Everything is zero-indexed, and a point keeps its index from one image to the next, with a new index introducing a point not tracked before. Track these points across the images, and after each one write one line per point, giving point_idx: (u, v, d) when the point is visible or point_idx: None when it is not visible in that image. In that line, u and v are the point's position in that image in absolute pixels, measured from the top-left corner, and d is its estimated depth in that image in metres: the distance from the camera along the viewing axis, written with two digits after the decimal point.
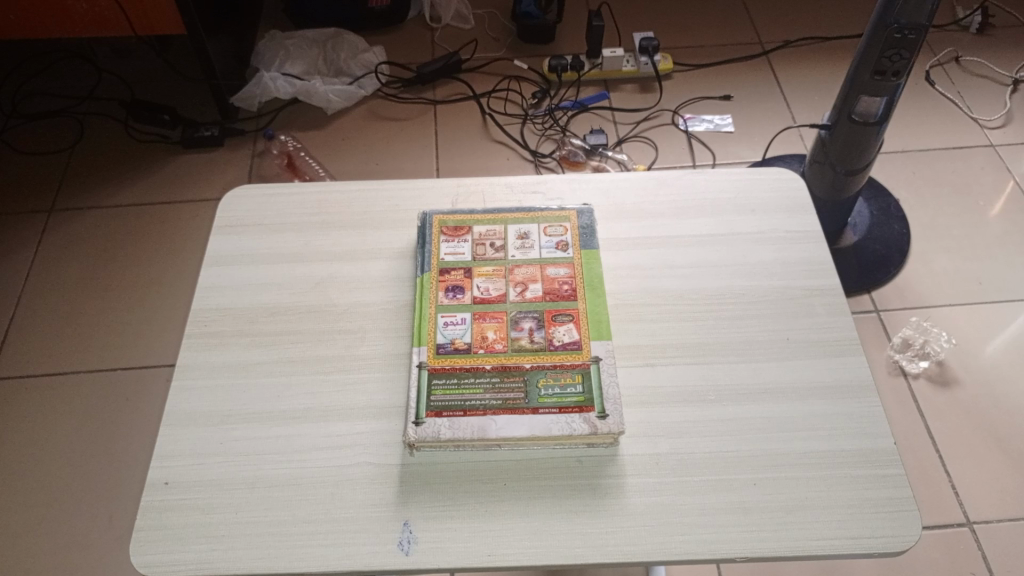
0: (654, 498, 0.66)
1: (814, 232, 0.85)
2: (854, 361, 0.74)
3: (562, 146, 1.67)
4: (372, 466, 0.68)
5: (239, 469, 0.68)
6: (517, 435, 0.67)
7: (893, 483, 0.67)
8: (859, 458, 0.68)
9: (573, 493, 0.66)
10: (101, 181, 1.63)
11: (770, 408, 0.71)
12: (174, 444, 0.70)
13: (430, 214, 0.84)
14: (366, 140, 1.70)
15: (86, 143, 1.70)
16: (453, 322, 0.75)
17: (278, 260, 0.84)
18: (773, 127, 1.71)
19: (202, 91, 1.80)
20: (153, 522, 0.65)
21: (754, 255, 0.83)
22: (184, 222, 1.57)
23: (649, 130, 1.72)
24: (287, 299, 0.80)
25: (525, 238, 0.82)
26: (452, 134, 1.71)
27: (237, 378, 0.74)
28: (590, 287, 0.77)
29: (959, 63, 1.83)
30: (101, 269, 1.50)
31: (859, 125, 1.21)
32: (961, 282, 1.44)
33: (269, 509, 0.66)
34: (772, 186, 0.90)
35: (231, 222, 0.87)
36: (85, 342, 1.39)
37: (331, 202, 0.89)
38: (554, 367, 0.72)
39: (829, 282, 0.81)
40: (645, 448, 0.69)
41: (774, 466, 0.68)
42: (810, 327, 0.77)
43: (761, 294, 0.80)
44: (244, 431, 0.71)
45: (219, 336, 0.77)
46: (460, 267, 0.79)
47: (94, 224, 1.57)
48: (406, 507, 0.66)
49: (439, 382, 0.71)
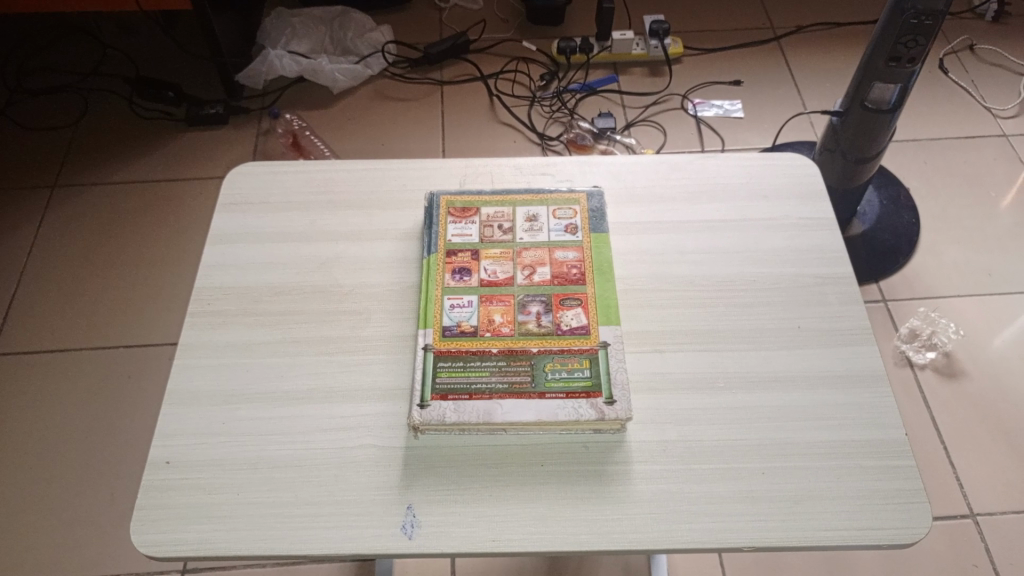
0: (660, 486, 0.65)
1: (827, 219, 0.84)
2: (866, 351, 0.73)
3: (570, 129, 1.66)
4: (375, 450, 0.67)
5: (242, 450, 0.68)
6: (523, 420, 0.66)
7: (904, 475, 0.66)
8: (869, 448, 0.67)
9: (579, 480, 0.66)
10: (106, 158, 1.62)
11: (780, 396, 0.70)
12: (176, 423, 0.69)
13: (437, 195, 0.82)
14: (373, 120, 1.69)
15: (90, 119, 1.68)
16: (459, 305, 0.74)
17: (283, 238, 0.83)
18: (784, 112, 1.69)
19: (207, 67, 1.78)
20: (154, 501, 0.65)
21: (767, 242, 0.82)
22: (189, 200, 1.56)
23: (658, 114, 1.70)
24: (291, 277, 0.79)
25: (533, 221, 0.80)
26: (459, 115, 1.69)
27: (239, 357, 0.73)
28: (599, 271, 0.76)
29: (973, 51, 1.81)
30: (102, 246, 1.49)
31: (871, 112, 1.20)
32: (970, 273, 1.43)
33: (272, 491, 0.65)
34: (787, 172, 0.88)
35: (235, 200, 0.86)
36: (85, 318, 1.38)
37: (337, 181, 0.88)
38: (561, 352, 0.70)
39: (844, 270, 0.79)
40: (653, 435, 0.68)
41: (784, 456, 0.67)
42: (821, 316, 0.76)
43: (773, 282, 0.78)
44: (249, 410, 0.70)
45: (223, 316, 0.76)
46: (467, 249, 0.78)
47: (95, 200, 1.56)
48: (410, 491, 0.65)
49: (444, 365, 0.70)
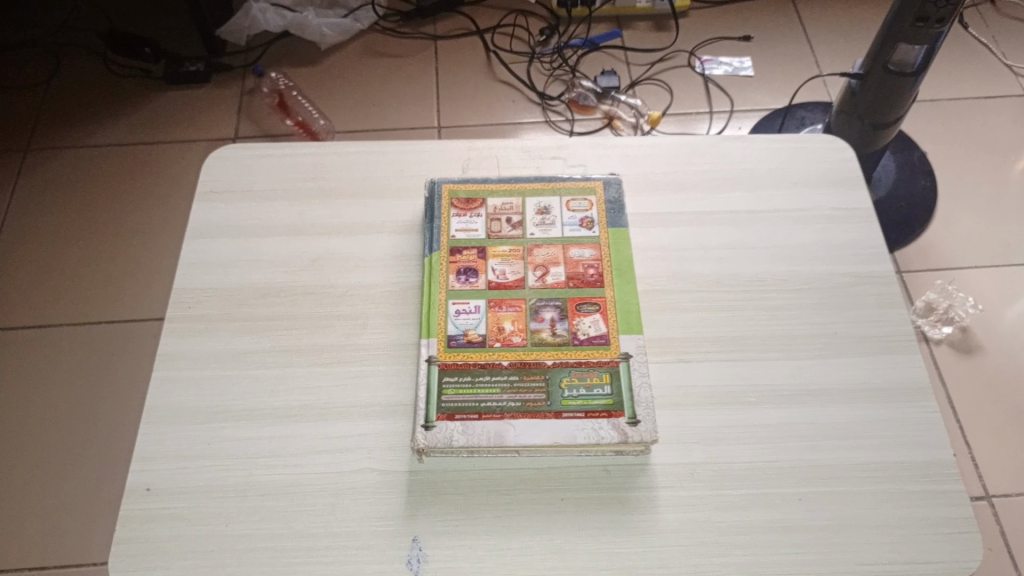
0: (687, 513, 0.60)
1: (863, 209, 0.77)
2: (907, 360, 0.67)
3: (571, 88, 1.57)
4: (376, 474, 0.62)
5: (230, 474, 0.62)
6: (538, 443, 0.60)
7: (950, 501, 0.61)
8: (913, 471, 0.62)
9: (601, 508, 0.60)
10: (81, 120, 1.53)
11: (815, 412, 0.65)
12: (157, 444, 0.63)
13: (439, 183, 0.75)
14: (364, 80, 1.59)
15: (62, 79, 1.58)
16: (465, 310, 0.67)
17: (268, 232, 0.75)
18: (796, 71, 1.60)
19: (185, 20, 1.67)
20: (134, 534, 0.59)
21: (798, 237, 0.75)
22: (170, 165, 1.47)
23: (664, 72, 1.61)
24: (279, 277, 0.72)
25: (546, 213, 0.73)
26: (455, 75, 1.60)
27: (224, 369, 0.67)
28: (619, 273, 0.69)
29: (994, 4, 1.72)
30: (81, 215, 1.40)
31: (894, 76, 1.12)
32: (988, 243, 1.37)
33: (263, 522, 0.60)
34: (819, 155, 0.81)
35: (215, 188, 0.79)
36: (63, 293, 1.31)
37: (327, 166, 0.80)
38: (578, 365, 0.64)
39: (883, 268, 0.73)
40: (679, 457, 0.62)
41: (820, 479, 0.61)
42: (858, 321, 0.69)
43: (805, 282, 0.72)
44: (236, 430, 0.64)
45: (204, 321, 0.69)
46: (473, 246, 0.71)
47: (71, 165, 1.47)
48: (415, 521, 0.59)
49: (450, 380, 0.63)
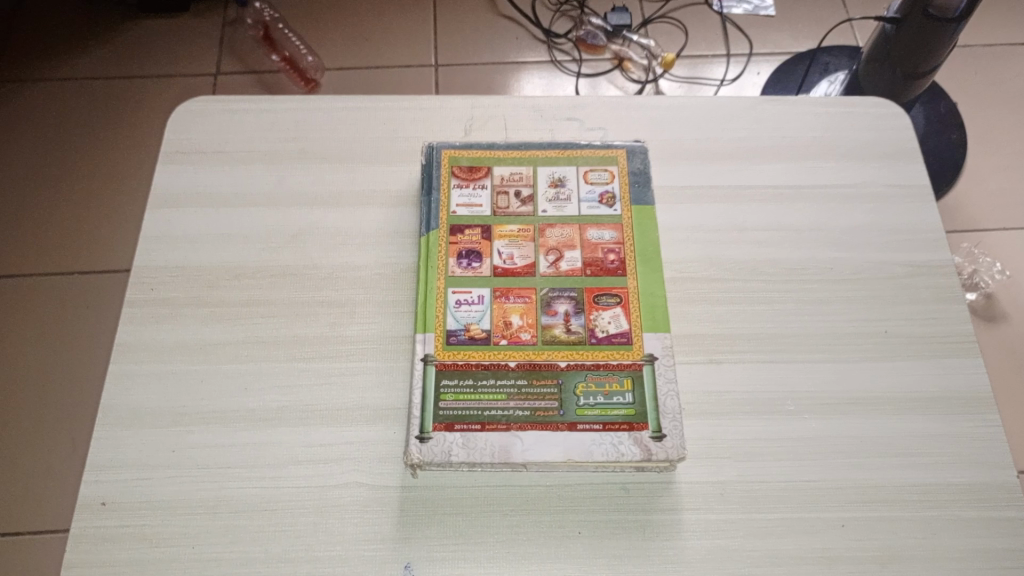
0: (715, 540, 0.53)
1: (918, 186, 0.68)
2: (966, 364, 0.59)
3: (580, 25, 1.45)
4: (365, 490, 0.54)
5: (198, 487, 0.54)
6: (549, 460, 0.53)
7: (1012, 531, 0.53)
8: (971, 495, 0.55)
9: (618, 534, 0.53)
10: (49, 51, 1.40)
11: (861, 424, 0.57)
12: (115, 452, 0.55)
13: (437, 149, 0.66)
14: (355, 12, 1.46)
15: (28, 5, 1.45)
16: (467, 301, 0.59)
17: (243, 200, 0.66)
18: (823, 11, 1.48)
19: None
20: (89, 557, 0.52)
21: (844, 217, 0.66)
22: (145, 104, 1.35)
23: (680, 9, 1.48)
24: (255, 254, 0.63)
25: (560, 186, 0.64)
26: (454, 7, 1.47)
27: (192, 363, 0.59)
28: (643, 259, 0.60)
29: None
30: (47, 155, 1.29)
31: (933, 21, 1.00)
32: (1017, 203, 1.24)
33: (236, 544, 0.52)
34: (867, 122, 0.71)
35: (182, 148, 0.69)
36: (26, 239, 1.20)
37: (309, 123, 0.70)
38: (595, 368, 0.56)
39: (938, 257, 0.64)
40: (707, 474, 0.55)
41: (867, 503, 0.54)
42: (911, 317, 0.61)
43: (852, 271, 0.63)
44: (205, 435, 0.56)
45: (170, 306, 0.61)
46: (477, 224, 0.62)
47: (39, 101, 1.35)
48: (408, 545, 0.52)
49: (450, 384, 0.55)
